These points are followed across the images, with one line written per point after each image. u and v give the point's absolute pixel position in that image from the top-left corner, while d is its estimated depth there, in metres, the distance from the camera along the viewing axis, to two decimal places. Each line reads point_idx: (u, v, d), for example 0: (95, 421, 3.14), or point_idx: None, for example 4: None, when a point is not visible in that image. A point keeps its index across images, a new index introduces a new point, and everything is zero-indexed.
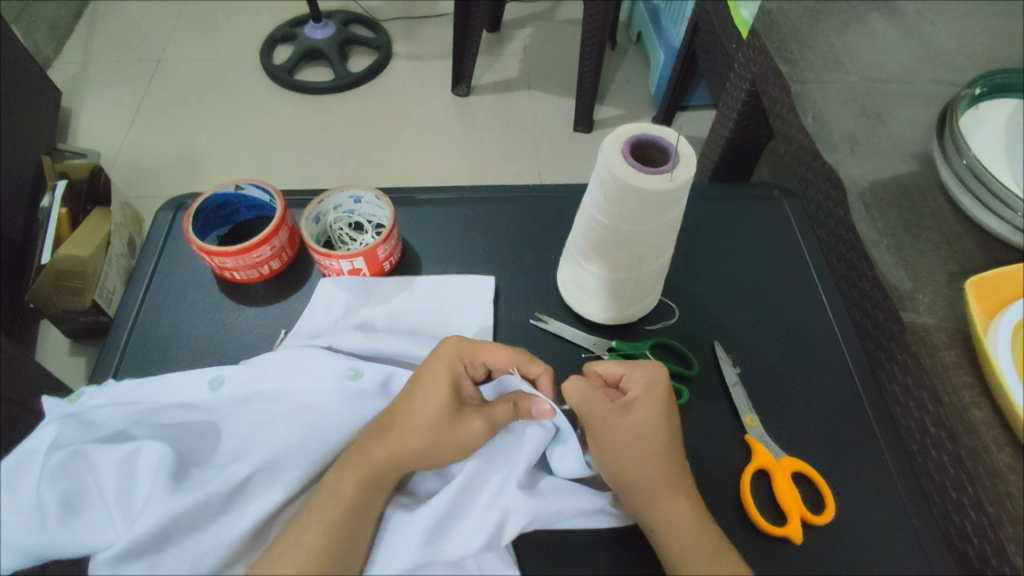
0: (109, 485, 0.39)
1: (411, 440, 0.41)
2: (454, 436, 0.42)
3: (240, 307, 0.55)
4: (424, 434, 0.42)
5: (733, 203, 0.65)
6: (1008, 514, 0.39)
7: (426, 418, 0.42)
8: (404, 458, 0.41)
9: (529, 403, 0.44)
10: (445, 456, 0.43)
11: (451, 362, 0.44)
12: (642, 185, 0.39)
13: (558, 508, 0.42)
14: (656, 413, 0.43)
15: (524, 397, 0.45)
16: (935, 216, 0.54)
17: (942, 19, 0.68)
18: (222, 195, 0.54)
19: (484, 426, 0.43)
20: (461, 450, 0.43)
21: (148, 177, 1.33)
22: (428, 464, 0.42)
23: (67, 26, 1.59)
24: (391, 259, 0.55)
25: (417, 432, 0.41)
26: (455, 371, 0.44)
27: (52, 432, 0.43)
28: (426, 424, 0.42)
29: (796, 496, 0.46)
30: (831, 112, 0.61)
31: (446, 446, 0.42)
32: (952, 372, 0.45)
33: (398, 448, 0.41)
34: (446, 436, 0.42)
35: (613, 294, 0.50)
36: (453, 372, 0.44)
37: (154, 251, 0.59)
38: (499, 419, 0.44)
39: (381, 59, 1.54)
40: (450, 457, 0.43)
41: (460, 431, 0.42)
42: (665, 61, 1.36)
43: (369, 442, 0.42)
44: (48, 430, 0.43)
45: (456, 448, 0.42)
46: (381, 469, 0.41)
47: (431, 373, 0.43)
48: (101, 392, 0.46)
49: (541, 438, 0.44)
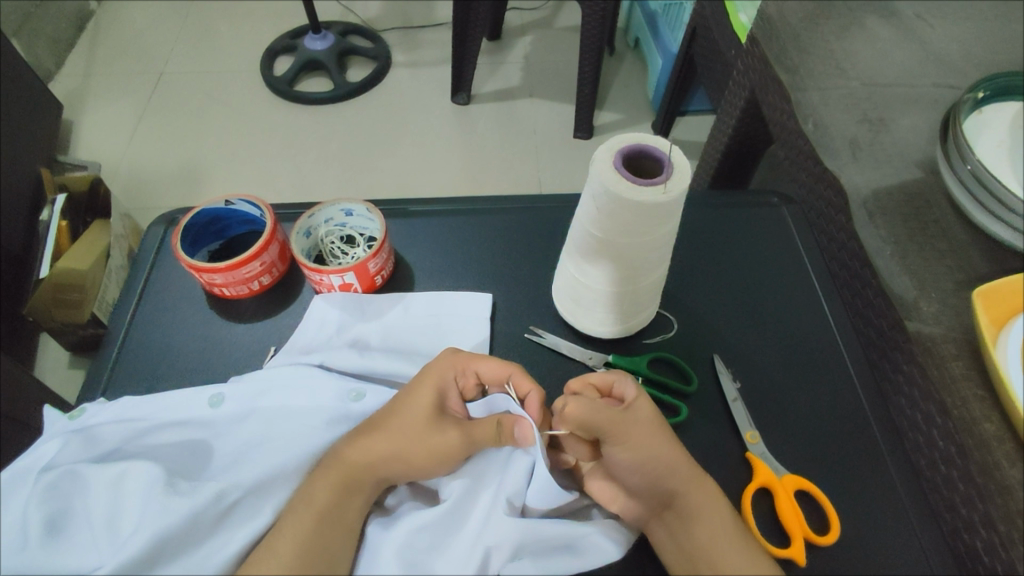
0: (100, 508, 0.38)
1: (382, 442, 0.41)
2: (426, 444, 0.41)
3: (230, 324, 0.54)
4: (397, 438, 0.41)
5: (732, 210, 0.64)
6: (1021, 532, 0.38)
7: (404, 422, 0.42)
8: (376, 462, 0.41)
9: (512, 423, 0.42)
10: (417, 466, 0.41)
11: (443, 373, 0.44)
12: (636, 197, 0.38)
13: (544, 534, 0.40)
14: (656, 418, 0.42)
15: (510, 416, 0.43)
16: (940, 224, 0.53)
17: (944, 22, 0.67)
18: (213, 210, 0.54)
19: (458, 441, 0.41)
20: (436, 463, 0.41)
21: (148, 189, 1.33)
22: (398, 471, 0.41)
23: (69, 39, 1.60)
24: (383, 273, 0.54)
25: (394, 441, 0.41)
26: (444, 382, 0.44)
27: (54, 447, 0.42)
28: (403, 428, 0.41)
29: (799, 515, 0.44)
30: (832, 118, 0.60)
31: (416, 454, 0.41)
32: (960, 384, 0.44)
33: (375, 456, 0.41)
34: (415, 440, 0.41)
35: (611, 307, 0.49)
36: (439, 384, 0.43)
37: (145, 267, 0.58)
38: (478, 438, 0.42)
39: (380, 69, 1.54)
40: (423, 467, 0.41)
41: (433, 440, 0.41)
42: (665, 67, 1.35)
43: (353, 454, 0.41)
44: (50, 445, 0.43)
45: (430, 459, 0.41)
46: (355, 476, 0.40)
47: (420, 382, 0.43)
48: (104, 408, 0.45)
49: (525, 468, 0.42)
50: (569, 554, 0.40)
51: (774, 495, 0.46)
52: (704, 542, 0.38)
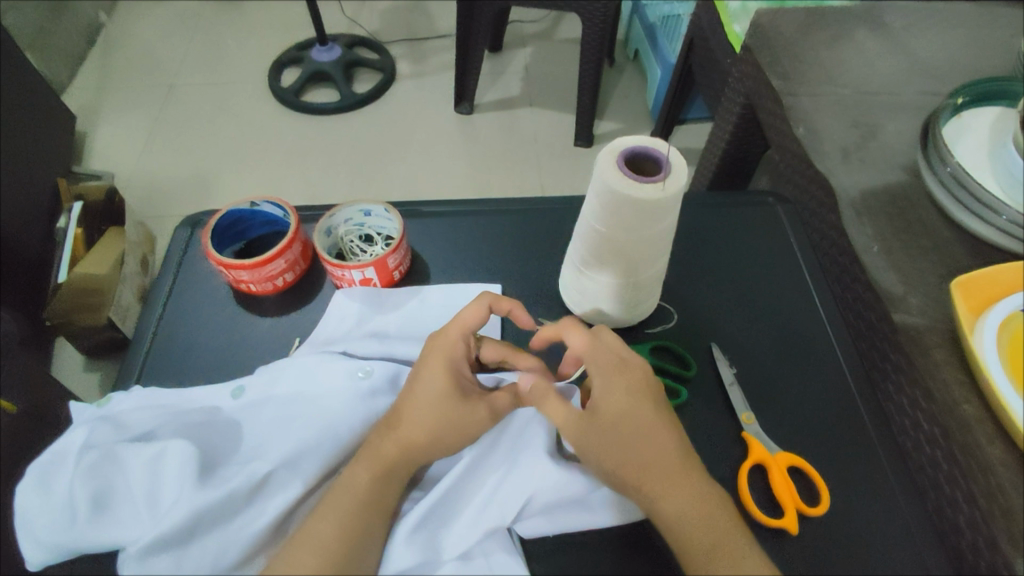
0: (139, 485, 0.41)
1: (415, 430, 0.43)
2: (458, 421, 0.44)
3: (255, 318, 0.58)
4: (431, 421, 0.44)
5: (728, 210, 0.68)
6: (1001, 508, 0.41)
7: (432, 404, 0.44)
8: (406, 447, 0.43)
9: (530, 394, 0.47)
10: (449, 445, 0.44)
11: (450, 345, 0.46)
12: (637, 195, 0.41)
13: (559, 497, 0.43)
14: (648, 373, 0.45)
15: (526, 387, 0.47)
16: (924, 222, 0.56)
17: (927, 32, 0.71)
18: (239, 211, 0.57)
19: (487, 413, 0.45)
20: (466, 435, 0.44)
21: (161, 197, 1.37)
22: (431, 454, 0.44)
23: (81, 53, 1.64)
24: (400, 269, 0.58)
25: (425, 424, 0.43)
26: (452, 354, 0.46)
27: (84, 432, 0.45)
28: (435, 410, 0.44)
29: (791, 488, 0.47)
30: (822, 123, 0.63)
31: (450, 431, 0.44)
32: (942, 369, 0.47)
33: (411, 444, 0.43)
34: (447, 419, 0.44)
35: (614, 299, 0.52)
36: (450, 360, 0.46)
37: (172, 267, 0.61)
38: (502, 408, 0.46)
39: (386, 81, 1.58)
40: (458, 443, 0.44)
41: (464, 416, 0.44)
42: (663, 77, 1.39)
43: (380, 441, 0.44)
44: (79, 432, 0.45)
45: (462, 434, 0.44)
46: (392, 467, 0.43)
47: (429, 359, 0.46)
48: (128, 397, 0.48)
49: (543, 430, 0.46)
50: (581, 510, 0.45)
51: (767, 472, 0.49)
52: (690, 519, 0.40)
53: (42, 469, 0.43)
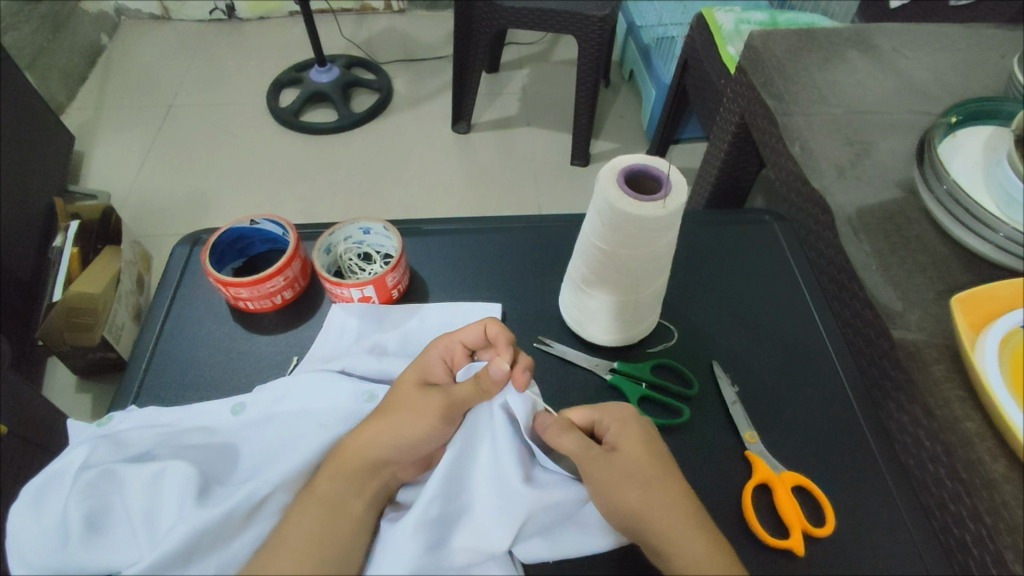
0: (137, 505, 0.40)
1: (372, 425, 0.45)
2: (411, 417, 0.45)
3: (254, 336, 0.57)
4: (384, 417, 0.45)
5: (726, 228, 0.68)
6: (1006, 523, 0.40)
7: (399, 402, 0.46)
8: (369, 442, 0.44)
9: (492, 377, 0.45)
10: (405, 441, 0.44)
11: (428, 356, 0.48)
12: (637, 212, 0.41)
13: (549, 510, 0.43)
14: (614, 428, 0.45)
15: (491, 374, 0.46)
16: (919, 238, 0.56)
17: (918, 53, 0.72)
18: (239, 229, 0.57)
19: (438, 402, 0.45)
20: (420, 431, 0.44)
21: (158, 217, 1.37)
22: (390, 447, 0.44)
23: (80, 73, 1.65)
24: (399, 287, 0.58)
25: (380, 426, 0.44)
26: (428, 363, 0.48)
27: (83, 452, 0.45)
28: (392, 415, 0.45)
29: (797, 509, 0.47)
30: (817, 141, 0.64)
31: (400, 422, 0.44)
32: (942, 386, 0.47)
33: (369, 446, 0.44)
34: (397, 418, 0.45)
35: (612, 317, 0.52)
36: (425, 371, 0.48)
37: (171, 285, 0.61)
38: (460, 397, 0.45)
39: (384, 100, 1.59)
40: (413, 434, 0.44)
41: (416, 411, 0.45)
42: (657, 97, 1.41)
43: (355, 446, 0.44)
44: (78, 452, 0.45)
45: (414, 428, 0.44)
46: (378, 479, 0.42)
47: (408, 371, 0.48)
48: (130, 416, 0.48)
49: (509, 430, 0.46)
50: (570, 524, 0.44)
51: (772, 491, 0.48)
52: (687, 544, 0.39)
53: (39, 489, 0.43)
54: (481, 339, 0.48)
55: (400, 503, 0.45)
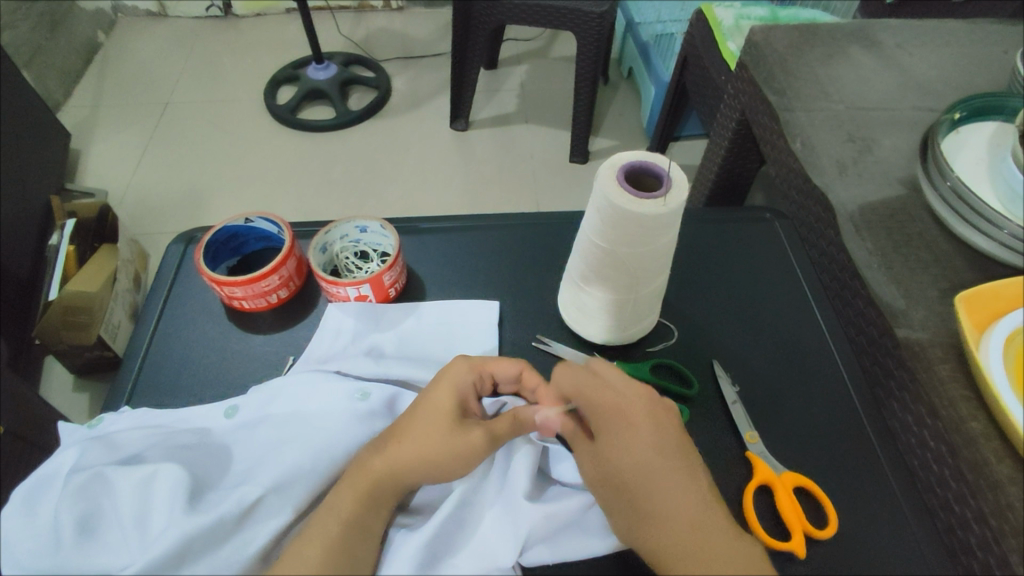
0: (128, 509, 0.40)
1: (409, 449, 0.42)
2: (453, 446, 0.42)
3: (249, 336, 0.56)
4: (425, 444, 0.42)
5: (727, 226, 0.67)
6: (1011, 526, 0.40)
7: (434, 422, 0.43)
8: (404, 469, 0.42)
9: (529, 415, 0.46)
10: (442, 468, 0.42)
11: (464, 378, 0.46)
12: (638, 211, 0.40)
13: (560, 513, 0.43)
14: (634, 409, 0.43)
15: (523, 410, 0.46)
16: (922, 235, 0.55)
17: (920, 49, 0.72)
18: (233, 227, 0.56)
19: (485, 437, 0.43)
20: (459, 460, 0.43)
21: (155, 215, 1.36)
22: (426, 476, 0.42)
23: (77, 70, 1.64)
24: (396, 286, 0.57)
25: (419, 450, 0.42)
26: (463, 387, 0.46)
27: (74, 454, 0.44)
28: (429, 437, 0.43)
29: (799, 510, 0.46)
30: (819, 137, 0.63)
31: (444, 453, 0.42)
32: (947, 386, 0.46)
33: (399, 465, 0.42)
34: (439, 441, 0.42)
35: (612, 315, 0.51)
36: (460, 392, 0.45)
37: (165, 284, 0.60)
38: (499, 433, 0.45)
39: (382, 97, 1.58)
40: (454, 468, 0.43)
41: (460, 441, 0.43)
42: (657, 95, 1.40)
43: (376, 460, 0.42)
44: (68, 455, 0.44)
45: (456, 458, 0.42)
46: (373, 479, 0.41)
47: (440, 389, 0.45)
48: (122, 418, 0.48)
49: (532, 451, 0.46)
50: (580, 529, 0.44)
51: (773, 493, 0.48)
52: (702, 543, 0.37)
53: (29, 491, 0.42)
54: (513, 377, 0.48)
55: (413, 506, 0.45)
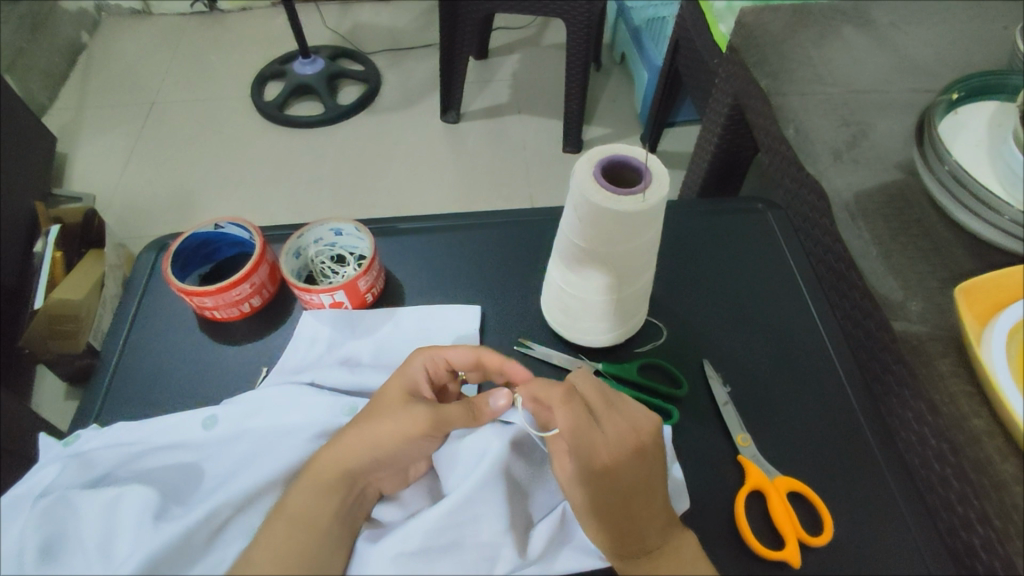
0: (92, 533, 0.38)
1: (352, 435, 0.41)
2: (392, 424, 0.41)
3: (222, 346, 0.55)
4: (366, 428, 0.41)
5: (717, 217, 0.65)
6: (1016, 527, 0.38)
7: (381, 406, 0.43)
8: (347, 454, 0.41)
9: (485, 402, 0.44)
10: (382, 448, 0.41)
11: (413, 364, 0.45)
12: (615, 207, 0.38)
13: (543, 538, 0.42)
14: (610, 438, 0.40)
15: (481, 398, 0.44)
16: (921, 223, 0.53)
17: (917, 27, 0.69)
18: (203, 234, 0.54)
19: (427, 414, 0.42)
20: (398, 437, 0.41)
21: (143, 218, 1.34)
22: (369, 459, 0.41)
23: (62, 73, 1.62)
24: (374, 291, 0.55)
25: (360, 435, 0.41)
26: (411, 377, 0.45)
27: (53, 471, 0.43)
28: (373, 420, 0.42)
29: (792, 516, 0.44)
30: (811, 123, 0.61)
31: (385, 434, 0.41)
32: (947, 380, 0.44)
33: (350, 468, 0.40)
34: (383, 422, 0.42)
35: (596, 315, 0.49)
36: (411, 379, 0.45)
37: (137, 293, 0.58)
38: (451, 417, 0.43)
39: (370, 91, 1.56)
40: (399, 450, 0.42)
41: (399, 418, 0.42)
42: (649, 81, 1.37)
43: (328, 460, 0.41)
44: (46, 474, 0.43)
45: (393, 435, 0.41)
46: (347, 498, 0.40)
47: (389, 383, 0.45)
48: (97, 434, 0.45)
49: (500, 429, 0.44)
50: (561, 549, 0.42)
51: (767, 498, 0.46)
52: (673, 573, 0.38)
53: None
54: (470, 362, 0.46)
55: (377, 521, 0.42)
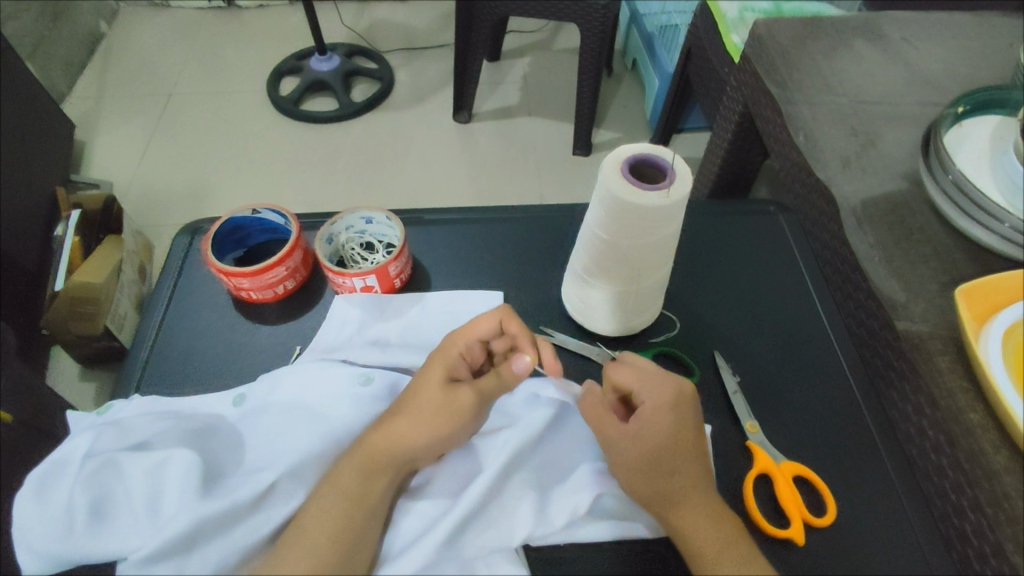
0: (140, 494, 0.41)
1: (406, 425, 0.43)
2: (443, 410, 0.43)
3: (255, 326, 0.57)
4: (416, 415, 0.43)
5: (729, 219, 0.67)
6: (1006, 514, 0.41)
7: (423, 397, 0.44)
8: (403, 444, 0.43)
9: (509, 362, 0.45)
10: (437, 435, 0.43)
11: (448, 350, 0.47)
12: (640, 201, 0.41)
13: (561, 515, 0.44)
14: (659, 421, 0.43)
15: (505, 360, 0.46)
16: (923, 229, 0.56)
17: (925, 42, 0.72)
18: (239, 219, 0.57)
19: (471, 397, 0.44)
20: (449, 421, 0.43)
21: (160, 206, 1.37)
22: (423, 444, 0.43)
23: (81, 62, 1.64)
24: (401, 277, 0.58)
25: (415, 426, 0.43)
26: (452, 360, 0.46)
27: (87, 439, 0.44)
28: (421, 408, 0.44)
29: (797, 498, 0.47)
30: (822, 132, 0.63)
31: (437, 421, 0.43)
32: (946, 376, 0.46)
33: (397, 436, 0.43)
34: (428, 412, 0.43)
35: (616, 307, 0.52)
36: (447, 364, 0.46)
37: (172, 275, 0.61)
38: (488, 390, 0.45)
39: (385, 89, 1.58)
40: (451, 434, 0.44)
41: (449, 404, 0.44)
42: (661, 87, 1.40)
43: (376, 438, 0.43)
44: (81, 439, 0.45)
45: (447, 420, 0.43)
46: (384, 462, 0.42)
47: (430, 365, 0.46)
48: (129, 404, 0.48)
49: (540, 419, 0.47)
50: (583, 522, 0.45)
51: (773, 482, 0.49)
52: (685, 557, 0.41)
53: (43, 477, 0.43)
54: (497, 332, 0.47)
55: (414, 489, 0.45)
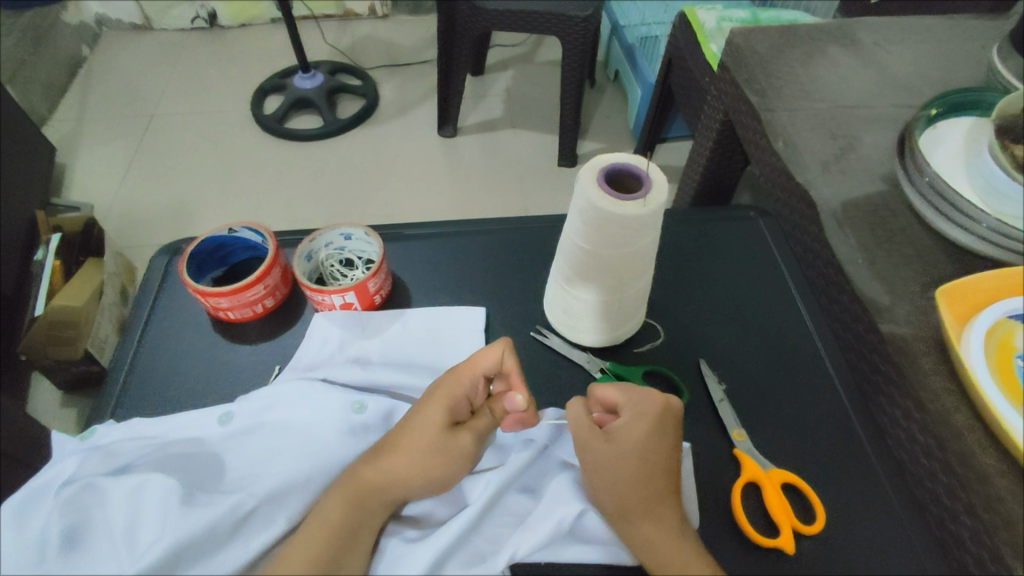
0: (118, 519, 0.39)
1: (403, 465, 0.43)
2: (444, 455, 0.44)
3: (234, 346, 0.56)
4: (414, 457, 0.43)
5: (712, 226, 0.67)
6: (1001, 518, 0.40)
7: (423, 437, 0.44)
8: (394, 479, 0.42)
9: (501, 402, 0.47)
10: (434, 477, 0.43)
11: (453, 388, 0.46)
12: (618, 211, 0.41)
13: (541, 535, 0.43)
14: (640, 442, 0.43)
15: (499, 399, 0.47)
16: (903, 231, 0.56)
17: (898, 47, 0.72)
18: (218, 238, 0.56)
19: (471, 443, 0.45)
20: (449, 465, 0.44)
21: (143, 227, 1.35)
22: (416, 482, 0.43)
23: (62, 85, 1.63)
24: (382, 292, 0.57)
25: (413, 467, 0.43)
26: (455, 397, 0.45)
27: (72, 465, 0.44)
28: (421, 449, 0.43)
29: (786, 506, 0.46)
30: (800, 137, 0.64)
31: (437, 465, 0.43)
32: (932, 379, 0.46)
33: (387, 464, 0.43)
34: (429, 454, 0.43)
35: (600, 317, 0.51)
36: (450, 403, 0.45)
37: (150, 296, 0.60)
38: (482, 431, 0.46)
39: (369, 105, 1.58)
40: (447, 477, 0.44)
41: (451, 448, 0.44)
42: (643, 97, 1.41)
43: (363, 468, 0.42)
44: (67, 464, 0.44)
45: (448, 465, 0.44)
46: (367, 488, 0.41)
47: (430, 400, 0.45)
48: (115, 428, 0.47)
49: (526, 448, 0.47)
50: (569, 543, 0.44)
51: (762, 490, 0.48)
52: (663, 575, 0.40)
53: (20, 506, 0.41)
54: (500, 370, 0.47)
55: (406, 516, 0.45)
